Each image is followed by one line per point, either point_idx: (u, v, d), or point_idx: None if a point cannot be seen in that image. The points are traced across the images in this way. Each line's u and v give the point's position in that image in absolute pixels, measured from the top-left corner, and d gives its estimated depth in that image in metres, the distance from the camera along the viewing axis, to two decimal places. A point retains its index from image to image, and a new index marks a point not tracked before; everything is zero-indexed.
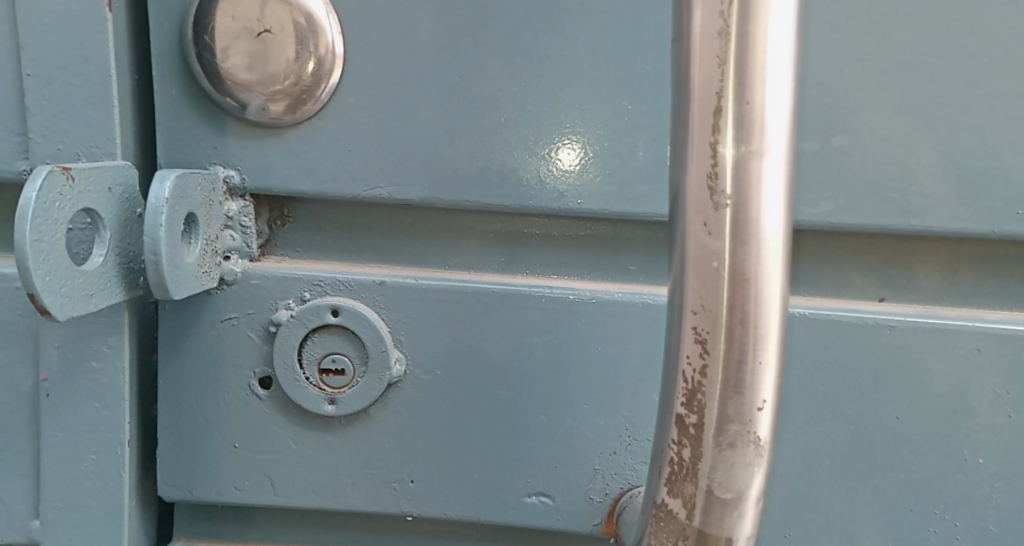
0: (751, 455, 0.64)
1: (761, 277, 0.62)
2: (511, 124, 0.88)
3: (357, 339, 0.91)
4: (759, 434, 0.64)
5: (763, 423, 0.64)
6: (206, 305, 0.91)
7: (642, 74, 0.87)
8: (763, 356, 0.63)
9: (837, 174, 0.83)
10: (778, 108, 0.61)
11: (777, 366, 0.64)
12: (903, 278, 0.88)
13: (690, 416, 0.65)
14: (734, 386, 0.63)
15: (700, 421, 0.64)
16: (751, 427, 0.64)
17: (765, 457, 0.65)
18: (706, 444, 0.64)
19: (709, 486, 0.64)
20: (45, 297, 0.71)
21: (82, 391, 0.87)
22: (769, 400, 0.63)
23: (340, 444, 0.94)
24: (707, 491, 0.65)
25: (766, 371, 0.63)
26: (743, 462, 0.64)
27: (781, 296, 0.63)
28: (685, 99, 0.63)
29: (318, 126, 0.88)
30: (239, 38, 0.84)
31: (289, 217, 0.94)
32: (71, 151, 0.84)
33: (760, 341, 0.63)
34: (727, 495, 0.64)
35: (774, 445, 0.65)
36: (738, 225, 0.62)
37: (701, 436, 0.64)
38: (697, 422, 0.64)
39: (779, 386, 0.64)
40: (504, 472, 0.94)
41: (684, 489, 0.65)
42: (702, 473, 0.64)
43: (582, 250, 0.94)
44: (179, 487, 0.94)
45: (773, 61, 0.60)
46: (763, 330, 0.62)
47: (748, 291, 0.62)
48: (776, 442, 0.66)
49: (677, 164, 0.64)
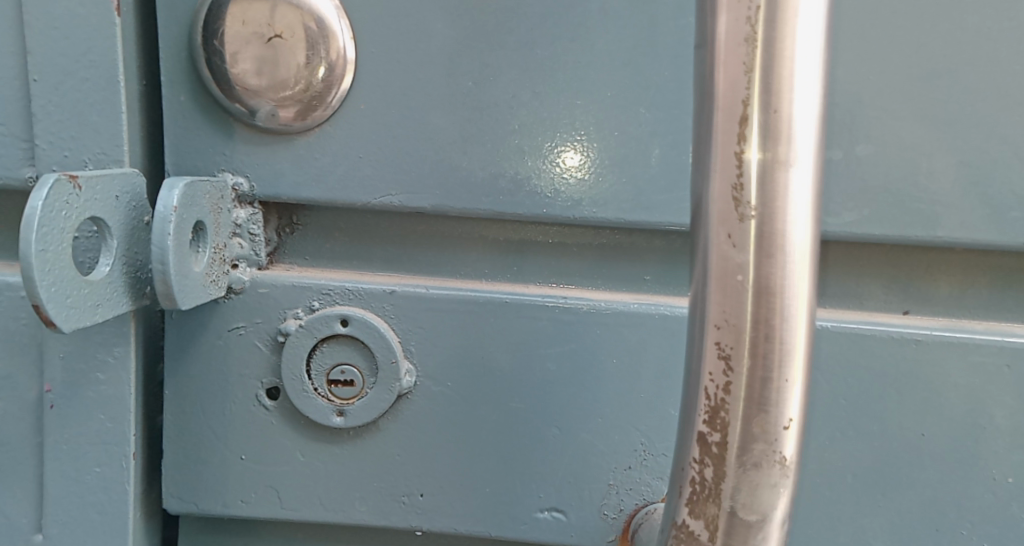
0: (777, 475, 0.62)
1: (788, 291, 0.60)
2: (525, 131, 0.86)
3: (367, 349, 0.89)
4: (784, 454, 0.62)
5: (788, 442, 0.62)
6: (213, 314, 0.90)
7: (660, 81, 0.85)
8: (788, 373, 0.61)
9: (860, 185, 0.82)
10: (806, 117, 0.59)
11: (803, 383, 0.62)
12: (926, 290, 0.86)
13: (712, 434, 0.63)
14: (758, 403, 0.62)
15: (723, 439, 0.63)
16: (777, 447, 0.62)
17: (790, 478, 0.63)
18: (729, 464, 0.63)
19: (732, 507, 0.63)
20: (50, 308, 0.69)
21: (87, 403, 0.85)
22: (795, 418, 0.62)
23: (348, 456, 0.92)
24: (730, 512, 0.63)
25: (791, 388, 0.62)
26: (768, 483, 0.62)
27: (809, 310, 0.61)
28: (708, 106, 0.61)
29: (329, 132, 0.87)
30: (248, 42, 0.83)
31: (298, 225, 0.93)
32: (78, 157, 0.83)
33: (785, 357, 0.61)
34: (751, 516, 0.63)
35: (799, 465, 0.63)
36: (763, 237, 0.60)
37: (724, 455, 0.63)
38: (720, 441, 0.63)
39: (805, 404, 0.62)
40: (516, 487, 0.92)
41: (706, 510, 0.64)
42: (725, 493, 0.63)
43: (596, 260, 0.93)
44: (184, 500, 0.93)
45: (801, 69, 0.59)
46: (789, 345, 0.61)
47: (773, 306, 0.60)
48: (801, 461, 0.64)
49: (699, 174, 0.62)
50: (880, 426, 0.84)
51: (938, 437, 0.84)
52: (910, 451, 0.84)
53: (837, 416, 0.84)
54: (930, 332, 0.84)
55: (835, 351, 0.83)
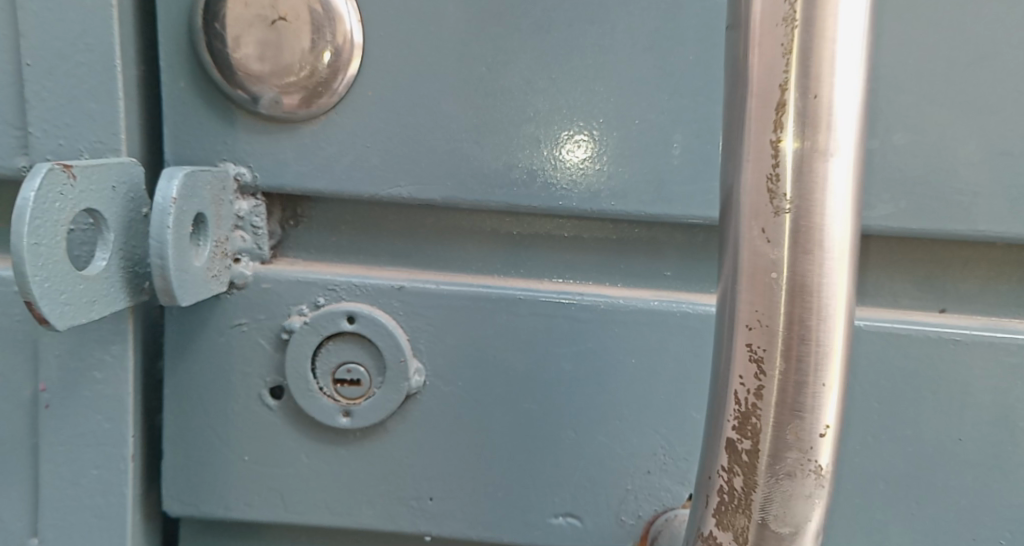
0: (811, 486, 0.58)
1: (826, 290, 0.56)
2: (540, 119, 0.82)
3: (374, 347, 0.86)
4: (821, 463, 0.58)
5: (824, 451, 0.58)
6: (214, 310, 0.86)
7: (682, 67, 0.81)
8: (825, 377, 0.57)
9: (895, 175, 0.78)
10: (848, 102, 0.55)
11: (841, 388, 0.58)
12: (962, 288, 0.83)
13: (743, 442, 0.59)
14: (792, 410, 0.58)
15: (754, 447, 0.59)
16: (813, 456, 0.58)
17: (826, 488, 0.59)
18: (761, 473, 0.59)
19: (764, 518, 0.59)
20: (43, 305, 0.65)
21: (84, 403, 0.82)
22: (832, 425, 0.58)
23: (355, 458, 0.89)
24: (762, 525, 0.59)
25: (828, 393, 0.58)
26: (802, 494, 0.59)
27: (848, 311, 0.57)
28: (741, 91, 0.57)
29: (335, 120, 0.83)
30: (251, 26, 0.79)
31: (302, 217, 0.89)
32: (73, 146, 0.79)
33: (823, 360, 0.57)
34: (784, 529, 0.59)
35: (836, 475, 0.59)
36: (800, 231, 0.56)
37: (755, 464, 0.59)
38: (751, 449, 0.59)
39: (842, 411, 0.58)
40: (530, 491, 0.88)
41: (735, 522, 0.60)
42: (756, 505, 0.59)
43: (614, 255, 0.89)
44: (185, 503, 0.89)
45: (843, 51, 0.55)
46: (826, 347, 0.57)
47: (810, 305, 0.56)
48: (837, 471, 0.60)
49: (730, 164, 0.58)
50: (912, 431, 0.81)
51: (973, 442, 0.80)
52: (943, 457, 0.81)
53: (867, 420, 0.81)
54: (965, 331, 0.80)
55: (865, 352, 0.80)
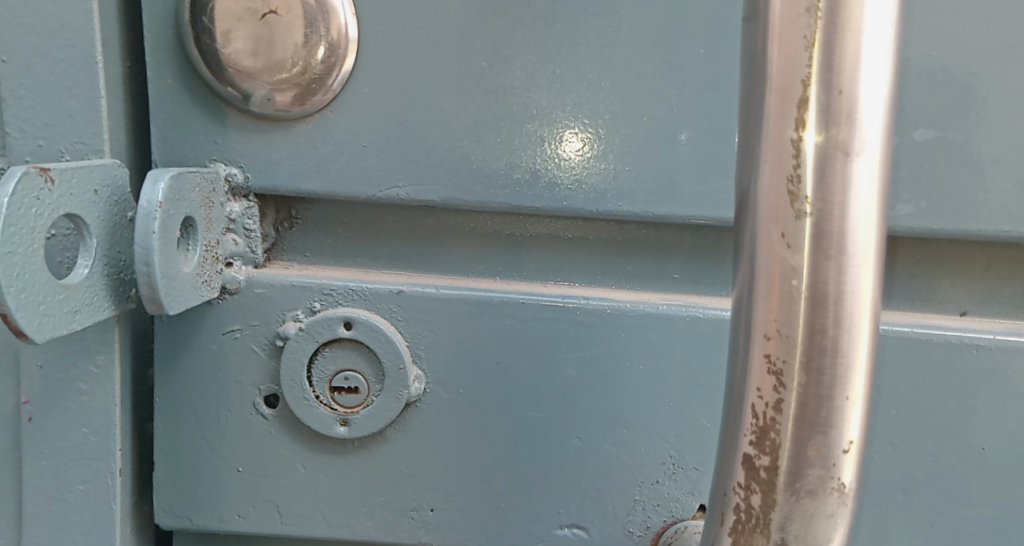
0: (833, 504, 0.55)
1: (850, 297, 0.53)
2: (543, 116, 0.79)
3: (372, 354, 0.82)
4: (843, 480, 0.55)
5: (847, 467, 0.55)
6: (206, 316, 0.83)
7: (693, 60, 0.78)
8: (848, 389, 0.54)
9: (919, 172, 0.75)
10: (874, 98, 0.52)
11: (865, 402, 0.55)
12: (982, 290, 0.80)
13: (760, 458, 0.56)
14: (813, 424, 0.54)
15: (772, 463, 0.55)
16: (835, 473, 0.55)
17: (848, 507, 0.56)
18: (780, 491, 0.56)
19: (783, 538, 0.56)
20: (20, 317, 0.62)
21: (69, 415, 0.79)
22: (855, 441, 0.55)
23: (353, 469, 0.86)
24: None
25: (851, 407, 0.54)
26: (824, 513, 0.55)
27: (872, 319, 0.54)
28: (759, 87, 0.54)
29: (329, 118, 0.79)
30: (241, 19, 0.75)
31: (297, 219, 0.86)
32: (54, 147, 0.75)
33: (845, 372, 0.54)
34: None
35: (858, 492, 0.56)
36: (822, 236, 0.53)
37: (774, 481, 0.56)
38: (769, 465, 0.56)
39: (865, 425, 0.55)
40: (535, 502, 0.85)
41: (752, 542, 0.56)
42: (775, 524, 0.56)
43: (621, 257, 0.86)
44: (177, 515, 0.86)
45: (869, 44, 0.52)
46: (849, 358, 0.54)
47: (833, 314, 0.53)
48: (859, 487, 0.57)
49: (746, 164, 0.55)
50: (932, 439, 0.77)
51: (997, 451, 0.77)
52: (965, 466, 0.77)
53: (886, 429, 0.77)
54: (988, 335, 0.77)
55: (882, 357, 0.77)
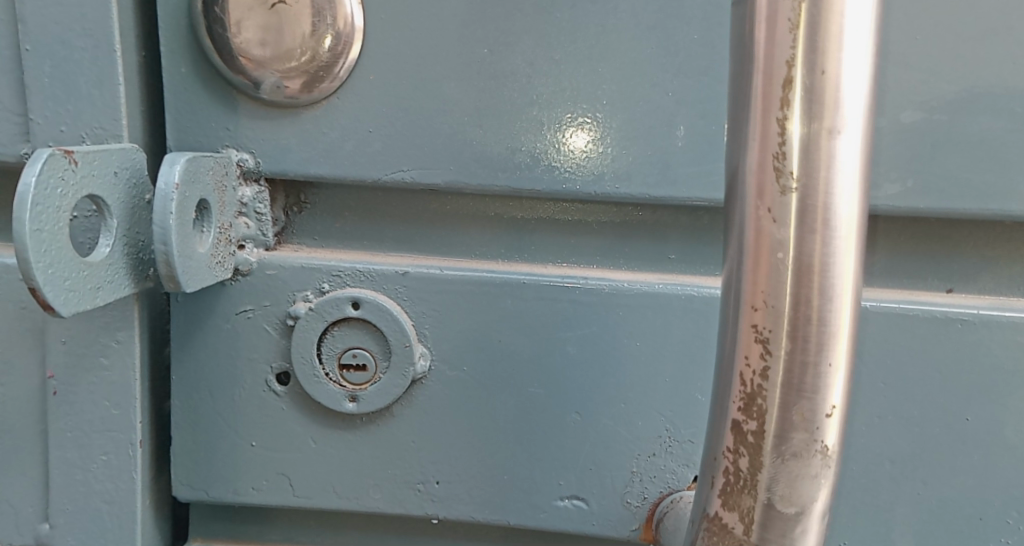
0: (817, 466, 0.58)
1: (833, 268, 0.56)
2: (543, 101, 0.82)
3: (379, 332, 0.86)
4: (826, 443, 0.58)
5: (830, 431, 0.58)
6: (219, 297, 0.86)
7: (688, 46, 0.80)
8: (832, 356, 0.57)
9: (904, 153, 0.77)
10: (855, 79, 0.55)
11: (848, 369, 0.58)
12: (969, 267, 0.83)
13: (748, 423, 0.59)
14: (797, 390, 0.57)
15: (760, 428, 0.59)
16: (819, 436, 0.58)
17: (832, 469, 0.59)
18: (766, 454, 0.59)
19: (769, 499, 0.59)
20: (47, 291, 0.66)
21: (91, 388, 0.83)
22: (838, 406, 0.58)
23: (362, 443, 0.89)
24: (767, 505, 0.59)
25: (835, 373, 0.57)
26: (808, 474, 0.59)
27: (854, 290, 0.57)
28: (747, 68, 0.57)
29: (337, 105, 0.83)
30: (252, 9, 0.78)
31: (306, 203, 0.89)
32: (75, 132, 0.79)
33: (829, 340, 0.57)
34: (790, 509, 0.59)
35: (842, 454, 0.59)
36: (806, 210, 0.56)
37: (761, 444, 0.59)
38: (757, 429, 0.59)
39: (848, 391, 0.58)
40: (536, 474, 0.89)
41: (740, 503, 0.60)
42: (762, 485, 0.59)
43: (620, 238, 0.88)
44: (194, 487, 0.89)
45: (852, 26, 0.54)
46: (832, 327, 0.57)
47: (817, 285, 0.56)
48: (843, 450, 0.60)
49: (735, 143, 0.58)
50: (918, 411, 0.81)
51: (981, 423, 0.80)
52: (949, 437, 0.81)
53: (872, 401, 0.81)
54: (973, 311, 0.80)
55: (870, 332, 0.80)
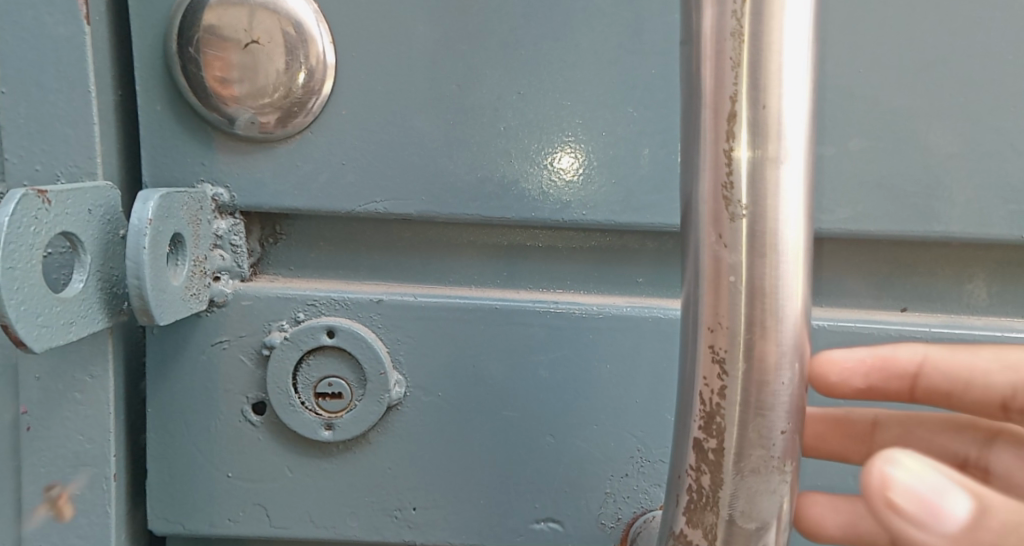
0: (775, 481, 0.60)
1: (783, 291, 0.58)
2: (510, 133, 0.84)
3: (354, 360, 0.87)
4: (783, 460, 0.60)
5: (786, 448, 0.60)
6: (195, 329, 0.87)
7: (648, 78, 0.83)
8: (785, 376, 0.59)
9: (855, 179, 0.80)
10: (795, 112, 0.57)
11: (800, 387, 0.60)
12: (924, 287, 0.86)
13: (708, 441, 0.61)
14: (754, 409, 0.59)
15: (719, 446, 0.60)
16: (775, 453, 0.60)
17: (789, 484, 0.61)
18: (726, 471, 0.60)
19: (730, 515, 0.61)
20: (20, 328, 0.67)
21: (66, 423, 0.83)
22: (792, 423, 0.60)
23: (338, 470, 0.90)
24: (729, 521, 0.61)
25: (788, 392, 0.60)
26: (766, 490, 0.60)
27: (804, 310, 0.59)
28: (696, 103, 0.59)
29: (310, 139, 0.85)
30: (226, 49, 0.81)
31: (281, 234, 0.90)
32: (50, 171, 0.81)
33: (781, 360, 0.59)
34: (750, 525, 0.61)
35: (798, 470, 0.61)
36: (756, 235, 0.58)
37: (721, 462, 0.60)
38: (717, 447, 0.60)
39: (802, 408, 0.60)
40: (510, 499, 0.90)
41: (703, 520, 0.61)
42: (723, 502, 0.61)
43: (588, 263, 0.91)
44: (170, 520, 0.90)
45: (790, 63, 0.57)
46: (784, 347, 0.59)
47: (768, 307, 0.58)
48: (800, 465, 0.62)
49: (688, 172, 0.60)
50: None
51: None
52: None
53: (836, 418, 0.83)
54: (926, 329, 0.83)
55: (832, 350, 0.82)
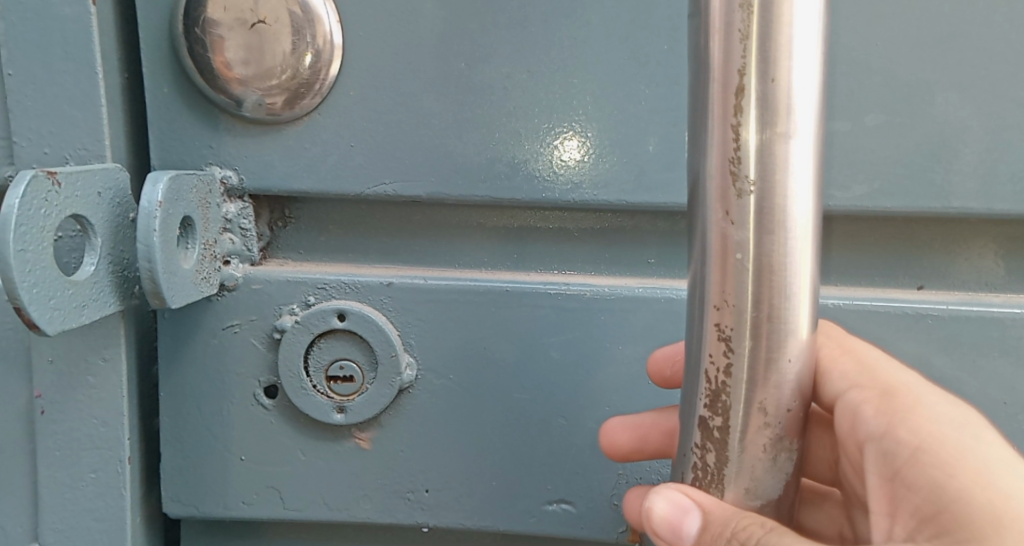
0: (780, 461, 0.62)
1: (789, 268, 0.58)
2: (519, 112, 0.83)
3: (365, 343, 0.87)
4: (789, 437, 0.62)
5: (790, 423, 0.62)
6: (206, 312, 0.87)
7: (659, 55, 0.82)
8: (791, 353, 0.60)
9: (868, 156, 0.80)
10: (805, 85, 0.56)
11: (806, 363, 0.61)
12: (940, 265, 0.85)
13: (714, 419, 0.62)
14: (760, 386, 0.60)
15: (724, 423, 0.61)
16: (780, 431, 0.61)
17: (794, 462, 0.63)
18: (732, 449, 0.62)
19: (735, 492, 0.63)
20: (33, 310, 0.67)
21: (79, 406, 0.84)
22: (796, 400, 0.61)
23: (350, 453, 0.90)
24: (732, 498, 0.63)
25: (794, 368, 0.60)
26: (771, 468, 0.62)
27: (812, 287, 0.59)
28: (704, 78, 0.58)
29: (318, 121, 0.84)
30: (232, 30, 0.80)
31: (290, 218, 0.90)
32: (59, 154, 0.80)
33: (787, 337, 0.59)
34: (754, 502, 0.63)
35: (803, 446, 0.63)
36: (763, 212, 0.57)
37: (727, 439, 0.62)
38: (721, 425, 0.61)
39: (807, 386, 0.61)
40: (523, 481, 0.90)
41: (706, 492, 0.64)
42: (728, 480, 0.63)
43: (599, 244, 0.90)
44: (184, 503, 0.90)
45: (800, 35, 0.56)
46: (791, 324, 0.59)
47: (774, 284, 0.58)
48: (805, 439, 0.63)
49: (695, 149, 0.60)
50: None
51: None
52: None
53: None
54: (944, 306, 0.83)
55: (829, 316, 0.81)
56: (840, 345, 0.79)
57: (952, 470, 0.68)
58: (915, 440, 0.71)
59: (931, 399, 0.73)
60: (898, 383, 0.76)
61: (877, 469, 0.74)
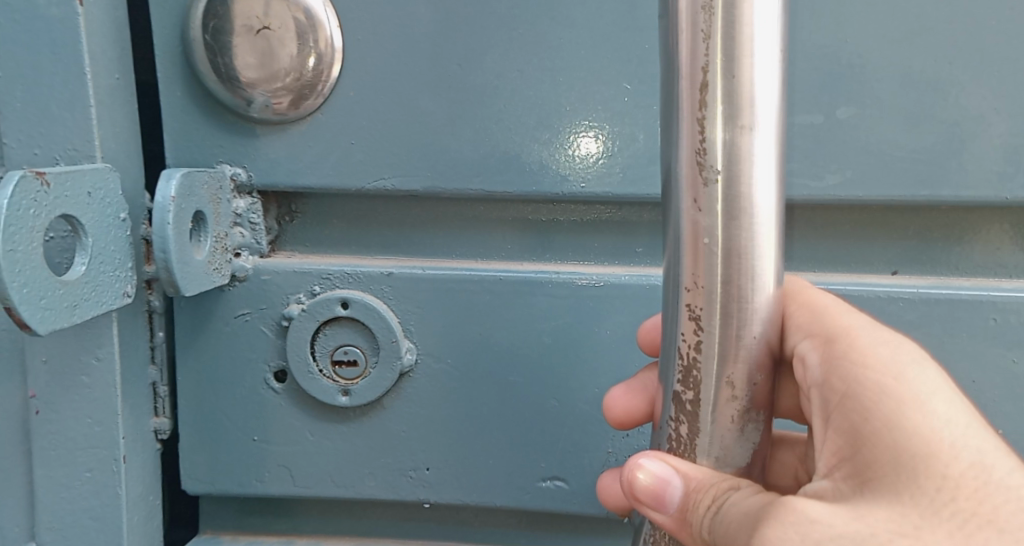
0: (748, 431, 0.68)
1: (753, 251, 0.64)
2: (509, 110, 0.89)
3: (368, 329, 0.92)
4: (756, 410, 0.68)
5: (757, 394, 0.67)
6: (218, 302, 0.92)
7: (643, 54, 0.87)
8: (757, 329, 0.66)
9: (835, 149, 0.86)
10: (765, 81, 0.62)
11: (771, 336, 0.67)
12: (910, 251, 0.92)
13: (686, 393, 0.68)
14: (730, 362, 0.66)
15: (696, 397, 0.67)
16: (747, 402, 0.67)
17: (763, 433, 0.69)
18: (703, 420, 0.68)
19: (708, 460, 0.69)
20: (23, 310, 0.71)
21: (74, 406, 0.87)
22: (761, 373, 0.67)
23: (355, 434, 0.95)
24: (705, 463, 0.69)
25: (761, 344, 0.66)
26: (740, 439, 0.69)
27: (775, 269, 0.65)
28: (674, 76, 0.64)
29: (321, 120, 0.89)
30: (239, 35, 0.84)
31: (297, 212, 0.95)
32: (49, 155, 0.84)
33: (753, 314, 0.65)
34: (725, 469, 0.69)
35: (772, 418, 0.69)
36: (729, 200, 0.63)
37: (698, 411, 0.68)
38: (693, 398, 0.68)
39: (771, 358, 0.67)
40: (519, 459, 0.95)
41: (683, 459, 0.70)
42: (700, 448, 0.69)
43: (590, 235, 0.96)
44: (201, 479, 0.96)
45: (759, 35, 0.61)
46: (755, 303, 0.65)
47: (739, 265, 0.64)
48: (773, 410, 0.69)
49: (668, 144, 0.65)
50: None
51: None
52: None
53: None
54: (914, 290, 0.89)
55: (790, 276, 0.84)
56: (793, 297, 0.81)
57: (869, 415, 0.70)
58: (845, 386, 0.73)
59: (870, 343, 0.74)
60: (841, 328, 0.76)
61: (818, 410, 0.75)
